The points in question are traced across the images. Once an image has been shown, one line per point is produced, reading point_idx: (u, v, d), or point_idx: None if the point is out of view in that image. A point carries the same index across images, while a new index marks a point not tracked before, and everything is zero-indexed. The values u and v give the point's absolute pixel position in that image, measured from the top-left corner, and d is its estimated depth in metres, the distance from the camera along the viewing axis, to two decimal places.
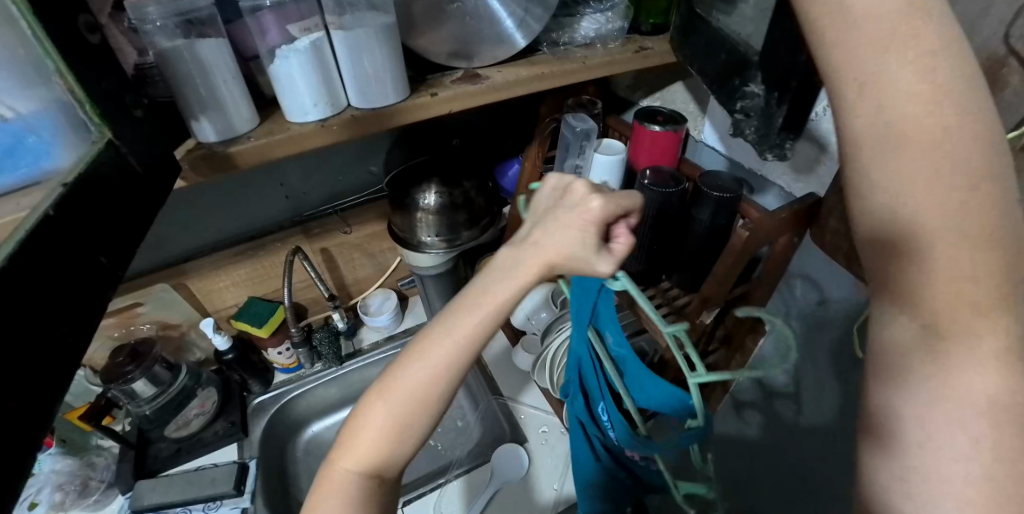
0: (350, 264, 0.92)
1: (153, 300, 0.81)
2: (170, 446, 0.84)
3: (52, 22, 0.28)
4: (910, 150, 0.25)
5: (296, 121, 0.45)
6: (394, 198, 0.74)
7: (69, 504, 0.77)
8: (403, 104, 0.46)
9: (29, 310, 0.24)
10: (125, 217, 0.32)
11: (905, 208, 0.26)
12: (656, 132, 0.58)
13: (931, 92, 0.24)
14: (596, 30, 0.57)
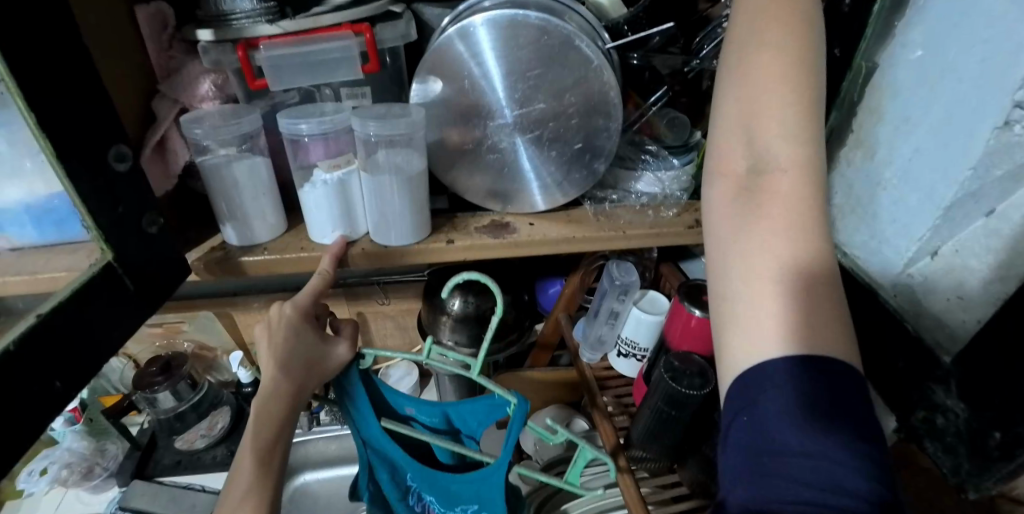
0: (379, 332, 0.93)
1: (197, 323, 0.87)
2: (172, 457, 0.89)
3: (76, 164, 0.31)
4: (765, 123, 0.30)
5: (317, 241, 0.46)
6: (427, 294, 0.74)
7: (71, 483, 0.86)
8: (419, 246, 0.45)
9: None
10: (93, 338, 0.33)
11: (765, 135, 0.30)
12: (696, 317, 0.51)
13: (773, 70, 0.30)
14: (651, 193, 0.53)
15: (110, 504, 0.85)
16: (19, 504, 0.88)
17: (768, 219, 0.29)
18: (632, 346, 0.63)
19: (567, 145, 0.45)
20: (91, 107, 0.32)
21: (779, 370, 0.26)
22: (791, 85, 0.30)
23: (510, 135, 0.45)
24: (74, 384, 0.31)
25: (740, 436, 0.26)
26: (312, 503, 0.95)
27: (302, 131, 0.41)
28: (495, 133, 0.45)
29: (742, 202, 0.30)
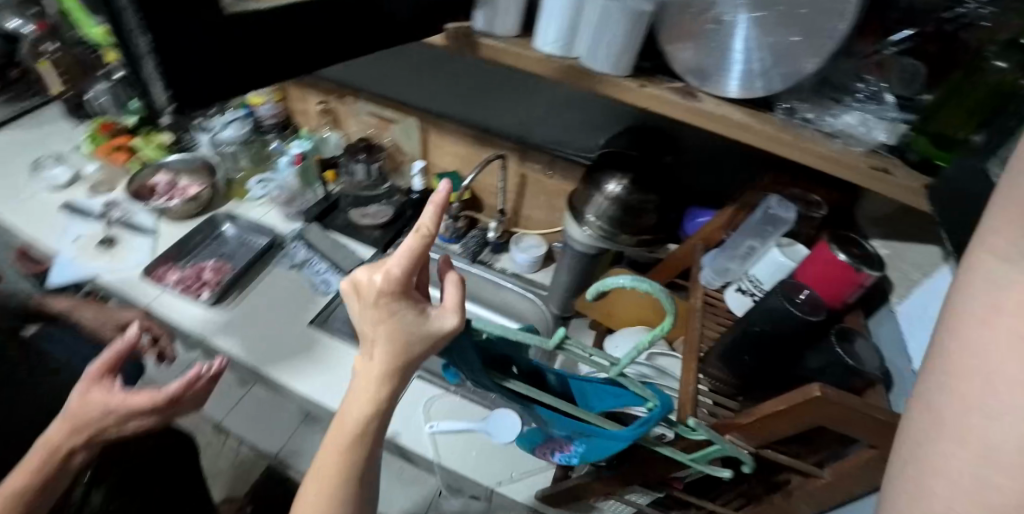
0: (530, 197, 1.05)
1: (403, 126, 1.09)
2: (344, 220, 1.17)
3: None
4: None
5: (537, 47, 0.55)
6: (589, 172, 0.82)
7: (279, 203, 1.19)
8: (616, 79, 0.52)
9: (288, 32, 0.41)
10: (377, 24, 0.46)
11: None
12: (839, 261, 0.50)
13: None
14: (850, 124, 0.51)
15: (294, 232, 1.15)
16: (240, 202, 1.22)
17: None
18: (754, 284, 0.63)
19: (784, 35, 0.46)
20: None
21: None
22: None
23: (736, 10, 0.47)
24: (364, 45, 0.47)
25: None
26: None
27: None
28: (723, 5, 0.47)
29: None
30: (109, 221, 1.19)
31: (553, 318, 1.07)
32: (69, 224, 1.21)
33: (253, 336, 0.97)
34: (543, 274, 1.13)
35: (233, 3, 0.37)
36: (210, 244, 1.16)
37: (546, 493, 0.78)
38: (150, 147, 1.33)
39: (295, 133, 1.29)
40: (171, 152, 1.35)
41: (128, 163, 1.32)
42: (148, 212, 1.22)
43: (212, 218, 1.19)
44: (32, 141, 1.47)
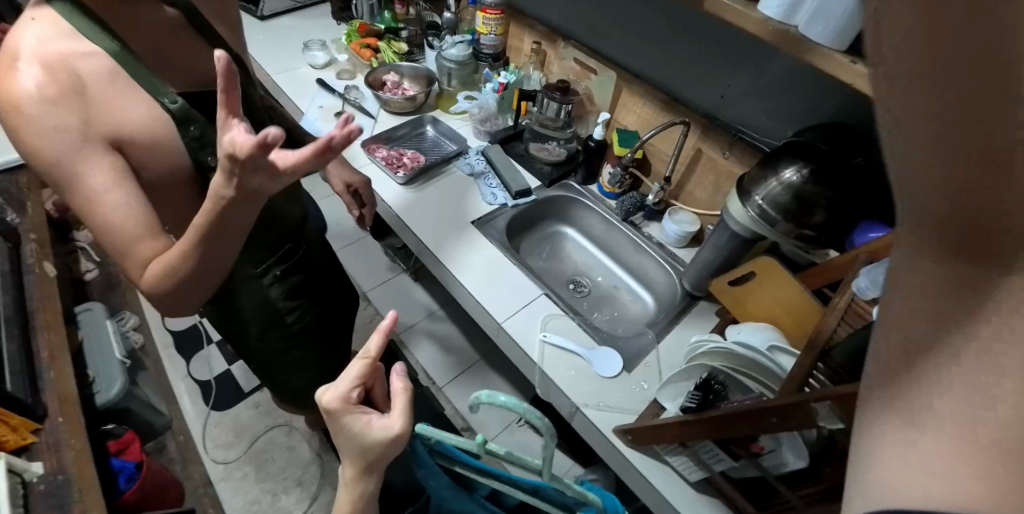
0: (699, 174, 1.11)
1: (601, 78, 1.20)
2: (522, 149, 1.33)
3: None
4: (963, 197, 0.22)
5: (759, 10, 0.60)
6: (768, 157, 0.85)
7: (474, 120, 1.37)
8: (829, 51, 0.56)
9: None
10: None
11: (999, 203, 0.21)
12: None
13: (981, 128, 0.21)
14: None
15: (479, 147, 1.34)
16: (444, 113, 1.45)
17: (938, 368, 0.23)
18: None
19: None
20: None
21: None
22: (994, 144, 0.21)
23: None
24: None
25: None
26: (561, 248, 1.33)
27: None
28: None
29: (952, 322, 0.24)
30: (345, 100, 1.49)
31: (680, 292, 1.12)
32: (320, 94, 1.54)
33: (427, 218, 1.18)
34: (686, 251, 1.17)
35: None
36: (410, 139, 1.40)
37: (625, 427, 0.86)
38: (390, 52, 1.61)
39: (504, 65, 1.47)
40: (403, 60, 1.62)
41: (370, 60, 1.61)
42: (373, 100, 1.51)
43: (420, 119, 1.42)
44: (308, 27, 1.87)
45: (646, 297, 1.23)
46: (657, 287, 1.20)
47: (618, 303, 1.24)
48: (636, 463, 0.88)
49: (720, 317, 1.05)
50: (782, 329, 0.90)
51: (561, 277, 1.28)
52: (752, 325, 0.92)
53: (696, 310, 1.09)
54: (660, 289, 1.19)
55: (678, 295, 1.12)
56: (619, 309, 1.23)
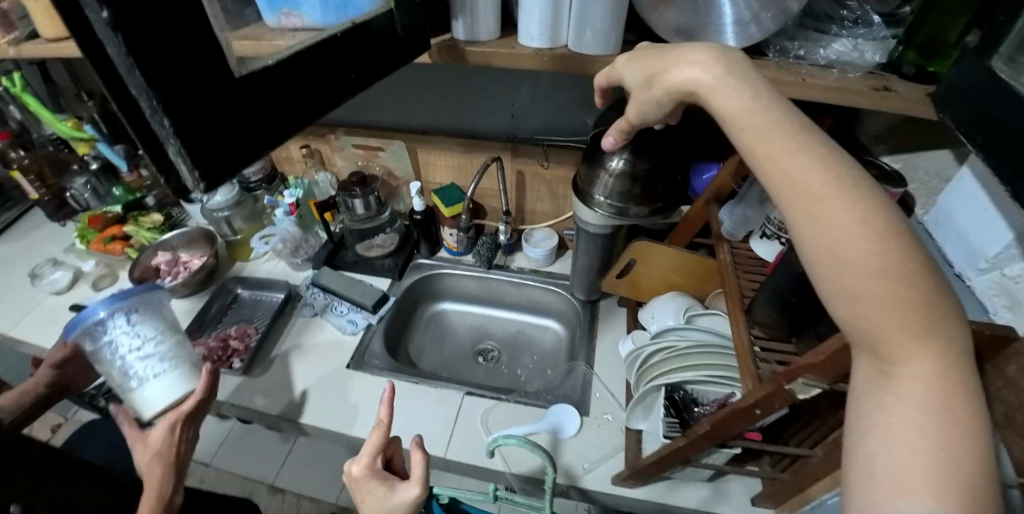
0: (530, 191, 1.07)
1: (390, 150, 1.09)
2: (353, 256, 1.17)
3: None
4: (869, 300, 0.35)
5: (523, 44, 0.58)
6: (590, 152, 0.85)
7: (285, 255, 1.17)
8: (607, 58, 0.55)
9: (290, 82, 0.39)
10: (374, 57, 0.47)
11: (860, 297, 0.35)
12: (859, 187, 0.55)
13: (874, 252, 0.35)
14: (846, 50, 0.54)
15: (307, 279, 1.15)
16: (247, 263, 1.23)
17: (895, 392, 0.33)
18: (779, 227, 0.67)
19: None
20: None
21: None
22: (895, 265, 0.34)
23: None
24: (361, 79, 0.47)
25: None
26: (446, 325, 1.21)
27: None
28: None
29: (880, 382, 0.35)
30: None
31: (580, 304, 1.09)
32: None
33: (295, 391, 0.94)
34: (559, 264, 1.14)
35: (238, 66, 0.35)
36: (229, 313, 1.13)
37: (622, 474, 0.78)
38: (144, 230, 1.31)
39: (283, 182, 1.29)
40: (165, 229, 1.34)
41: (126, 252, 1.29)
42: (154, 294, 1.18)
43: (223, 286, 1.16)
44: (22, 250, 1.44)
45: (551, 323, 1.17)
46: (555, 308, 1.15)
47: (530, 344, 1.16)
48: (649, 501, 0.81)
49: (627, 306, 1.05)
50: (682, 287, 0.95)
51: (464, 355, 1.16)
52: (660, 300, 0.94)
53: (603, 312, 1.07)
54: (560, 309, 1.15)
55: (579, 307, 1.09)
56: (535, 349, 1.15)
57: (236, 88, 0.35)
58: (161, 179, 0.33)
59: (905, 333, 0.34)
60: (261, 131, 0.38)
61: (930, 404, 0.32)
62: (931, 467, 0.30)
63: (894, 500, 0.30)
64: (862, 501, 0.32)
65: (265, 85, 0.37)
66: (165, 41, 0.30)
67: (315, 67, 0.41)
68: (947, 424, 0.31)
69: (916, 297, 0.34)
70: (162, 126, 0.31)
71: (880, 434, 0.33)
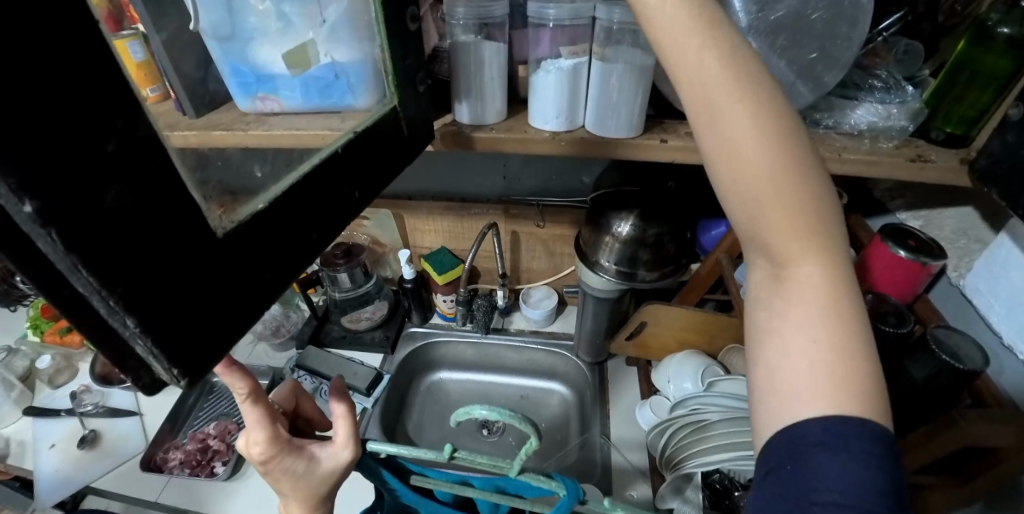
0: (527, 251, 1.03)
1: (377, 219, 1.03)
2: (339, 331, 1.08)
3: (388, 16, 0.43)
4: (762, 208, 0.32)
5: (536, 126, 0.57)
6: (592, 216, 0.85)
7: (265, 337, 1.07)
8: (629, 140, 0.55)
9: (281, 227, 0.35)
10: (367, 172, 0.43)
11: (758, 206, 0.33)
12: (903, 258, 0.61)
13: (767, 157, 0.32)
14: (871, 121, 0.61)
15: (290, 360, 1.06)
16: None
17: (788, 303, 0.32)
18: None
19: (803, 54, 0.53)
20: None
21: (819, 430, 0.29)
22: (788, 169, 0.32)
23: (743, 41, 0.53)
24: (365, 195, 0.43)
25: (823, 456, 0.28)
26: (444, 396, 1.11)
27: (548, 14, 0.53)
28: None
29: (771, 290, 0.33)
30: (81, 416, 1.03)
31: (587, 366, 1.04)
32: (33, 426, 1.04)
33: None
34: (560, 323, 1.09)
35: (218, 226, 0.30)
36: (206, 406, 1.06)
37: None
38: None
39: None
40: None
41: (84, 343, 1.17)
42: (121, 392, 1.09)
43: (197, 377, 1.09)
44: None
45: (557, 385, 1.09)
46: (560, 370, 1.09)
47: (537, 411, 1.08)
48: None
49: (637, 365, 1.01)
50: (693, 344, 0.91)
51: (468, 429, 1.06)
52: (673, 362, 0.89)
53: (613, 372, 1.02)
54: (565, 371, 1.08)
55: (585, 370, 1.04)
56: (543, 416, 1.07)
57: (217, 255, 0.30)
58: (129, 378, 0.28)
59: (798, 238, 0.32)
60: (251, 295, 0.33)
61: (817, 310, 0.31)
62: (823, 374, 0.30)
63: (790, 412, 0.30)
64: (763, 413, 0.32)
65: (248, 243, 0.32)
66: (123, 232, 0.25)
67: (310, 204, 0.37)
68: (827, 325, 0.31)
69: (804, 196, 0.32)
70: (125, 326, 0.26)
71: (774, 347, 0.32)
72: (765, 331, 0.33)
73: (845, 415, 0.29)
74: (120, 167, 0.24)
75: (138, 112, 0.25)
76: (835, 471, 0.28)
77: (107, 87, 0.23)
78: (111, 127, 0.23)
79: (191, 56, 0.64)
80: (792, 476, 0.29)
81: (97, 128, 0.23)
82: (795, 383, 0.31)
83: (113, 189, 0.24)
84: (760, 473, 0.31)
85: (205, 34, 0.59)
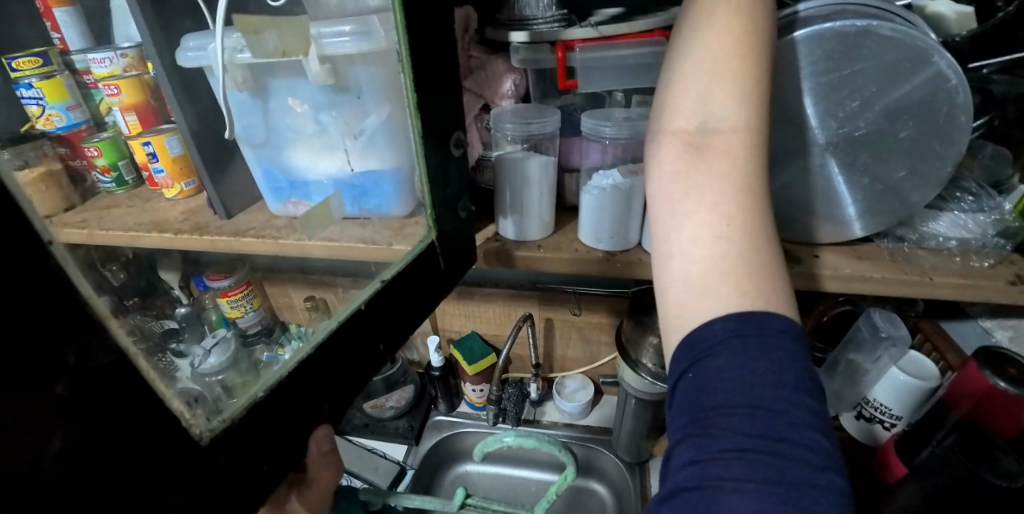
0: (561, 339, 0.97)
1: None
2: (362, 418, 1.02)
3: (429, 143, 0.39)
4: (713, 105, 0.38)
5: (586, 243, 0.52)
6: (634, 313, 0.79)
7: None
8: None
9: (284, 408, 0.30)
10: (397, 318, 0.38)
11: (712, 109, 0.38)
12: (1002, 390, 0.55)
13: (726, 63, 0.38)
14: (961, 237, 0.54)
15: None
16: None
17: (706, 187, 0.36)
18: (883, 409, 0.69)
19: (891, 171, 0.49)
20: (440, 102, 0.40)
21: (724, 328, 0.31)
22: (747, 85, 0.38)
23: (823, 158, 0.48)
24: (391, 346, 0.38)
25: (729, 357, 0.30)
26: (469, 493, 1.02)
27: (604, 133, 0.49)
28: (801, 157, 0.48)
29: (687, 173, 0.37)
30: None
31: (627, 467, 0.94)
32: None
33: None
34: (596, 415, 1.01)
35: (205, 424, 0.26)
36: None
37: None
38: None
39: None
40: None
41: None
42: None
43: None
44: None
45: (595, 484, 0.99)
46: (597, 467, 0.99)
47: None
48: None
49: None
50: None
51: None
52: None
53: (656, 476, 0.92)
54: (603, 469, 0.98)
55: (624, 471, 0.94)
56: None
57: (200, 464, 0.25)
58: None
59: (730, 140, 0.37)
60: (243, 496, 0.28)
61: (730, 199, 0.35)
62: (735, 268, 0.33)
63: (702, 308, 0.33)
64: (677, 315, 0.35)
65: (241, 436, 0.27)
66: (70, 484, 0.20)
67: (329, 376, 0.33)
68: (739, 212, 0.35)
69: (750, 109, 0.37)
70: None
71: (691, 226, 0.35)
72: (674, 204, 0.37)
73: (749, 310, 0.32)
74: (73, 409, 0.19)
75: (100, 336, 0.20)
76: (729, 363, 0.30)
77: (59, 316, 0.18)
78: (60, 366, 0.19)
79: (229, 159, 0.62)
80: (701, 382, 0.31)
81: (41, 373, 0.18)
82: (704, 255, 0.34)
83: (60, 437, 0.19)
84: (673, 379, 0.34)
85: (241, 140, 0.57)
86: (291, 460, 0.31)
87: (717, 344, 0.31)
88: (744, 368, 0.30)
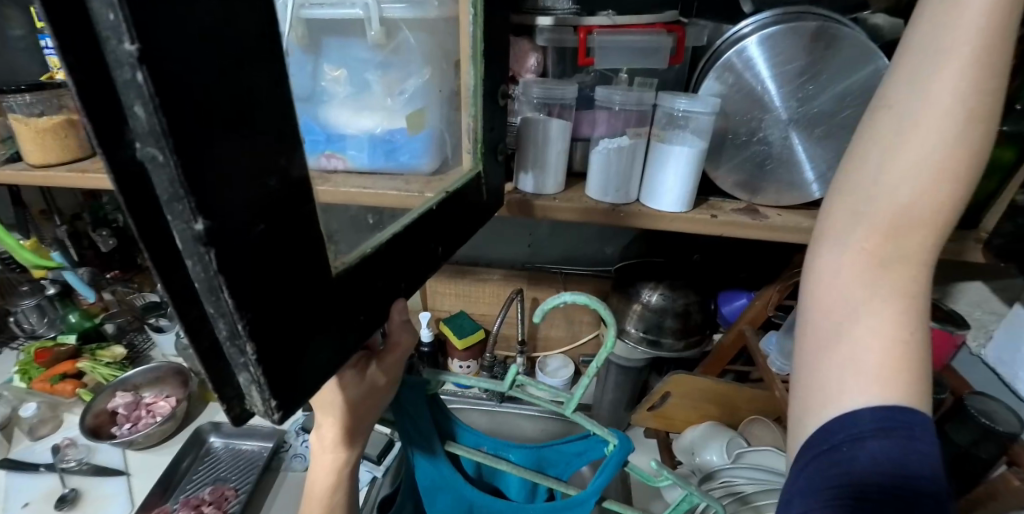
0: (546, 318, 1.05)
1: None
2: None
3: (488, 85, 0.47)
4: (900, 189, 0.37)
5: (592, 196, 0.61)
6: (620, 285, 0.88)
7: None
8: (684, 215, 0.59)
9: (381, 269, 0.36)
10: (452, 228, 0.45)
11: (893, 193, 0.38)
12: (930, 327, 0.65)
13: (932, 150, 0.37)
14: None
15: (297, 422, 0.97)
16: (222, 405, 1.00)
17: (886, 277, 0.37)
18: None
19: None
20: (499, 51, 0.48)
21: (865, 420, 0.33)
22: (946, 177, 0.36)
23: (785, 131, 0.58)
24: (446, 251, 0.45)
25: (871, 451, 0.32)
26: None
27: (614, 100, 0.59)
28: (772, 128, 0.59)
29: (864, 260, 0.38)
30: (60, 471, 0.84)
31: None
32: (8, 482, 0.83)
33: None
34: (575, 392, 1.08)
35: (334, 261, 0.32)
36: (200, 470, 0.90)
37: None
38: (102, 364, 0.99)
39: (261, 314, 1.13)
40: (130, 365, 1.03)
41: (76, 394, 0.95)
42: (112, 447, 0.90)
43: (194, 434, 0.93)
44: None
45: None
46: None
47: None
48: None
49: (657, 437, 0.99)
50: (717, 418, 0.92)
51: None
52: (698, 431, 0.91)
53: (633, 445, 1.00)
54: None
55: None
56: None
57: (328, 291, 0.31)
58: (223, 407, 0.27)
59: (913, 232, 0.37)
60: (344, 337, 0.33)
61: (894, 297, 0.37)
62: (888, 364, 0.35)
63: (857, 392, 0.35)
64: (818, 384, 0.37)
65: (352, 283, 0.33)
66: (265, 260, 0.25)
67: (411, 257, 0.40)
68: (896, 309, 0.36)
69: (947, 209, 0.37)
70: (245, 352, 0.25)
71: (859, 312, 0.37)
72: (840, 284, 0.39)
73: (891, 403, 0.33)
74: (273, 203, 0.25)
75: (296, 151, 0.26)
76: (868, 460, 0.32)
77: (282, 126, 0.25)
78: (275, 165, 0.25)
79: None
80: (832, 477, 0.33)
81: (262, 163, 0.24)
82: (869, 336, 0.36)
83: (262, 220, 0.25)
84: (806, 457, 0.35)
85: None
86: (378, 319, 0.37)
87: (860, 439, 0.33)
88: (887, 465, 0.32)
